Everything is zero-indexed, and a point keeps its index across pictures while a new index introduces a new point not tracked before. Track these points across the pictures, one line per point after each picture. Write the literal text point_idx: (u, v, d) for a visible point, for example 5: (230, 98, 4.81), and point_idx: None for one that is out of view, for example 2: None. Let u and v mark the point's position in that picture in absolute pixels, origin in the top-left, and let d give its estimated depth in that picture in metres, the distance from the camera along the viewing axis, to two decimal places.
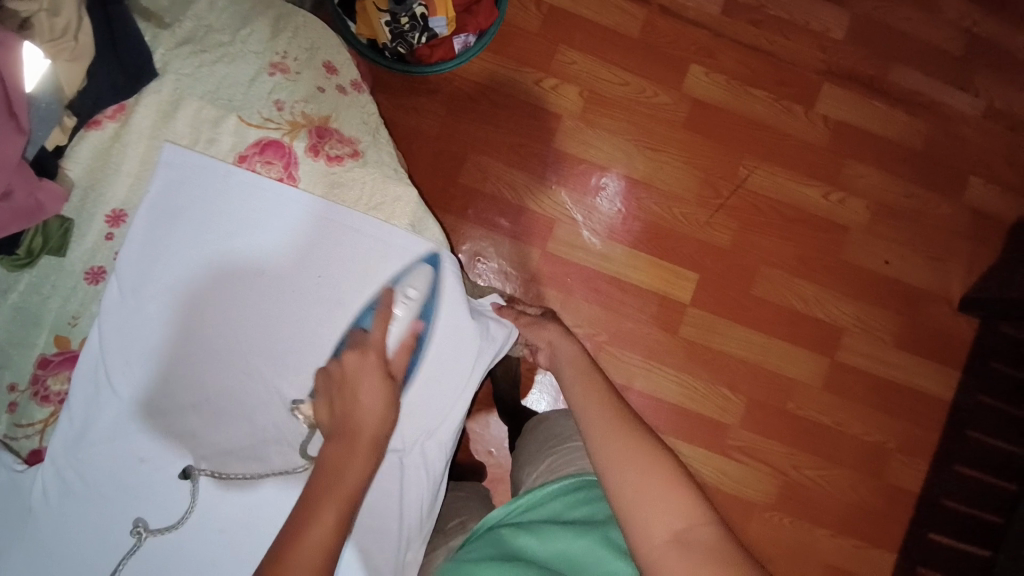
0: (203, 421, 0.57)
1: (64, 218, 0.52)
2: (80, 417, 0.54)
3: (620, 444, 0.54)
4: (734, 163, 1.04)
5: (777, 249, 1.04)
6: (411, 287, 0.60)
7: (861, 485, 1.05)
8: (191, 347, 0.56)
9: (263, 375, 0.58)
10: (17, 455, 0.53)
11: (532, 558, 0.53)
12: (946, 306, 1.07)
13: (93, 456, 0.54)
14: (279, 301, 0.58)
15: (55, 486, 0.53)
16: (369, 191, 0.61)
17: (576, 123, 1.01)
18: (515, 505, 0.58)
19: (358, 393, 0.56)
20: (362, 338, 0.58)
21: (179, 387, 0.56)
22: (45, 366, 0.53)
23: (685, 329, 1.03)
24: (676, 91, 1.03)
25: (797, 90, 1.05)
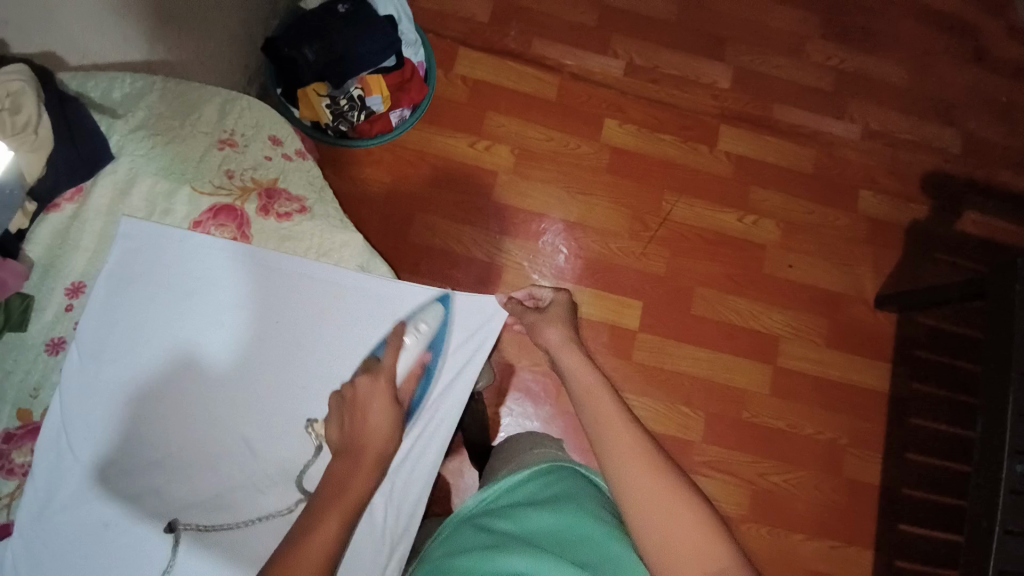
0: (170, 480, 0.58)
1: (25, 295, 0.55)
2: (43, 486, 0.54)
3: (642, 479, 0.53)
4: (656, 199, 1.15)
5: (708, 271, 1.14)
6: (423, 323, 0.67)
7: (825, 483, 1.10)
8: (155, 405, 0.59)
9: (228, 425, 0.60)
10: None
11: (506, 532, 0.56)
12: (864, 304, 1.18)
13: (58, 526, 0.54)
14: (240, 350, 0.61)
15: (25, 562, 0.53)
16: (318, 240, 0.66)
17: (511, 177, 1.11)
18: (490, 497, 0.63)
19: (368, 411, 0.59)
20: (374, 366, 0.63)
21: (145, 449, 0.58)
22: (8, 441, 0.54)
23: (637, 354, 1.09)
24: (595, 142, 1.15)
25: (699, 132, 1.19)
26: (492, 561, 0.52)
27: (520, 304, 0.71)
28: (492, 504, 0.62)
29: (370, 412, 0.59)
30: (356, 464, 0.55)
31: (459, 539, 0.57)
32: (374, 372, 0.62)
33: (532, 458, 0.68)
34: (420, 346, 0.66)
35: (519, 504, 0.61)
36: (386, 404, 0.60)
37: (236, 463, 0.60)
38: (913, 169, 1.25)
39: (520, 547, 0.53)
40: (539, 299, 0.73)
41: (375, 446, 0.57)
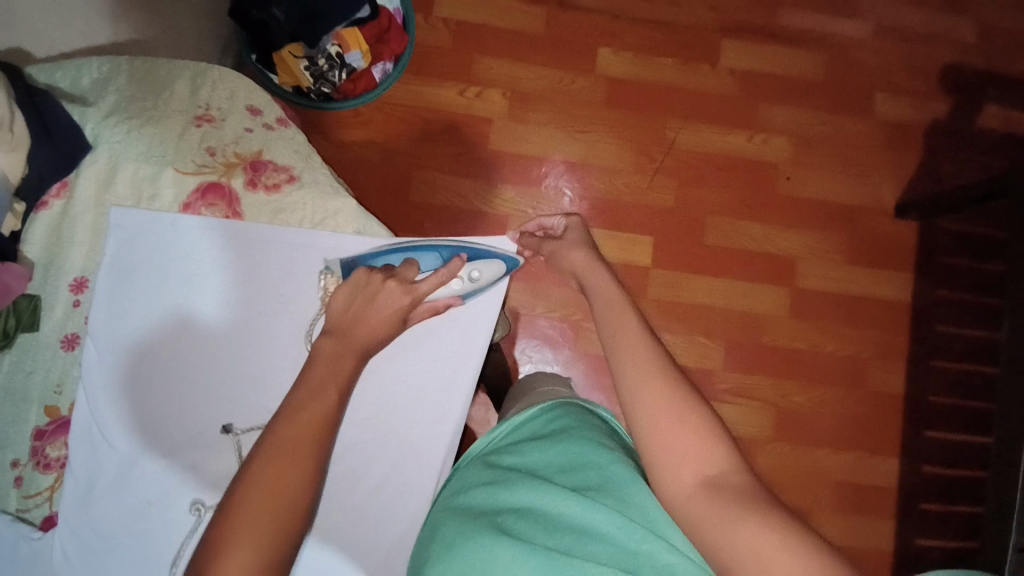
0: (193, 457, 0.62)
1: (31, 296, 0.56)
2: (84, 475, 0.59)
3: (652, 386, 0.54)
4: (660, 128, 1.10)
5: (719, 198, 1.10)
6: (477, 271, 0.70)
7: (849, 398, 1.10)
8: (174, 386, 0.62)
9: (247, 400, 0.64)
10: (31, 524, 0.57)
11: (512, 468, 0.59)
12: (884, 215, 1.14)
13: (104, 507, 0.59)
14: (250, 327, 0.64)
15: (72, 550, 0.58)
16: (311, 210, 0.66)
17: (507, 122, 1.07)
18: (498, 435, 0.66)
19: (371, 310, 0.60)
20: (410, 285, 0.63)
21: (169, 428, 0.62)
22: (41, 437, 0.58)
23: (652, 290, 1.08)
24: (591, 75, 1.09)
25: (701, 50, 1.12)
26: (494, 495, 0.56)
27: (536, 239, 0.75)
28: (501, 441, 0.65)
29: (379, 305, 0.61)
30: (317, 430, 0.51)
31: (469, 474, 0.61)
32: (406, 288, 0.62)
33: (543, 391, 0.71)
34: (460, 289, 0.69)
35: (526, 439, 0.63)
36: (395, 316, 0.61)
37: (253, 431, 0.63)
38: (933, 65, 1.17)
39: (521, 481, 0.56)
40: (552, 227, 0.76)
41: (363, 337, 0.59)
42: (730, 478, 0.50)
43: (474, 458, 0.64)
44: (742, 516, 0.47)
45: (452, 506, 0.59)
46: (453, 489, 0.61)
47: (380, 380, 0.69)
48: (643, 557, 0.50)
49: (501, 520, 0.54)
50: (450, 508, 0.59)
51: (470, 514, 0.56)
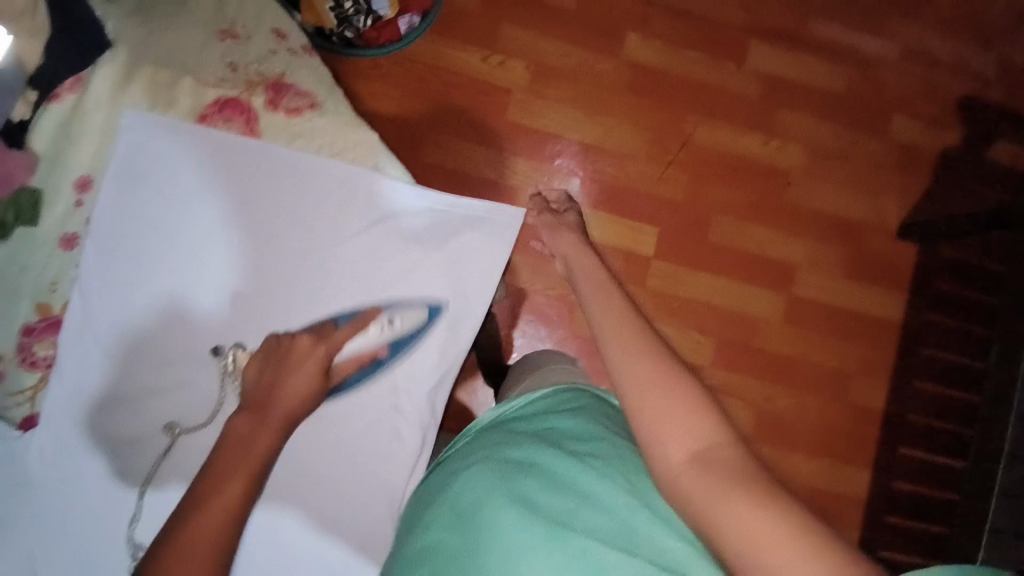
0: (175, 365, 0.70)
1: (35, 190, 0.57)
2: (76, 367, 0.67)
3: (640, 364, 0.55)
4: (678, 119, 1.09)
5: (727, 198, 1.10)
6: (397, 320, 0.75)
7: (829, 408, 1.12)
8: (165, 291, 0.69)
9: (235, 312, 0.71)
10: (11, 422, 0.64)
11: (522, 433, 0.61)
12: (887, 234, 1.15)
13: (90, 408, 0.68)
14: (248, 244, 0.71)
15: (49, 448, 0.67)
16: (331, 137, 0.74)
17: (527, 95, 1.06)
18: (509, 406, 0.67)
19: (289, 375, 0.63)
20: (327, 332, 0.70)
21: (157, 330, 0.69)
22: (29, 334, 0.63)
23: (651, 281, 1.08)
24: (617, 57, 1.08)
25: (729, 47, 1.11)
26: (498, 452, 0.58)
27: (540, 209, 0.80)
28: (513, 410, 0.66)
29: (298, 365, 0.64)
30: (254, 429, 0.57)
31: (479, 437, 0.62)
32: (318, 338, 0.68)
33: (552, 374, 0.72)
34: (380, 337, 0.73)
35: (539, 410, 0.64)
36: (312, 367, 0.65)
37: (239, 330, 0.71)
38: (952, 92, 1.18)
39: (528, 444, 0.58)
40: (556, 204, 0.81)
41: (288, 398, 0.61)
42: (716, 451, 0.50)
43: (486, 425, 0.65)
44: (726, 489, 0.47)
45: (459, 466, 0.60)
46: (462, 449, 0.63)
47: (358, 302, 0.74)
48: (644, 537, 0.52)
49: (504, 475, 0.55)
50: (456, 463, 0.61)
51: (474, 466, 0.57)
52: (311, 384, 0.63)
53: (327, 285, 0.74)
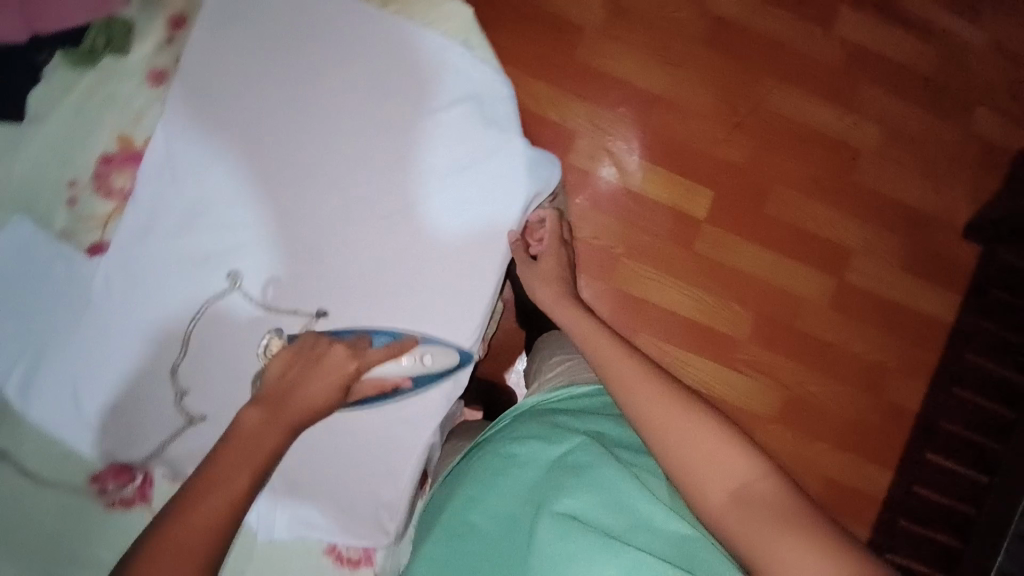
0: (239, 229, 0.67)
1: (126, 22, 0.68)
2: (147, 208, 0.66)
3: (655, 400, 0.55)
4: (752, 80, 1.05)
5: (792, 170, 1.06)
6: (428, 355, 0.67)
7: (861, 400, 1.09)
8: (238, 151, 0.67)
9: (302, 180, 0.68)
10: (79, 246, 0.65)
11: (569, 428, 0.63)
12: (953, 231, 1.10)
13: (150, 245, 0.66)
14: (322, 112, 0.69)
15: (112, 278, 0.65)
16: (424, 8, 0.73)
17: (598, 35, 1.02)
18: (557, 396, 0.70)
19: (309, 386, 0.60)
20: (360, 347, 0.64)
21: (227, 187, 0.67)
22: (107, 163, 0.67)
23: (699, 245, 1.05)
24: (697, 7, 1.03)
25: (817, 10, 1.06)
26: (552, 453, 0.60)
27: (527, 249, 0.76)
28: (558, 404, 0.68)
29: (316, 382, 0.60)
30: (268, 425, 0.56)
31: (523, 425, 0.65)
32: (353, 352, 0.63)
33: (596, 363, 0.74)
34: (407, 370, 0.67)
35: (580, 411, 0.67)
36: (335, 383, 0.61)
37: (307, 211, 0.68)
38: None
39: (581, 445, 0.59)
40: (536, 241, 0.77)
41: (303, 406, 0.58)
42: (752, 489, 0.48)
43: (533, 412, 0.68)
44: (766, 533, 0.45)
45: (504, 455, 0.61)
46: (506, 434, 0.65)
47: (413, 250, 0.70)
48: (701, 562, 0.51)
49: (562, 479, 0.57)
50: (501, 458, 0.61)
51: (530, 470, 0.60)
52: (325, 398, 0.60)
53: (394, 171, 0.70)
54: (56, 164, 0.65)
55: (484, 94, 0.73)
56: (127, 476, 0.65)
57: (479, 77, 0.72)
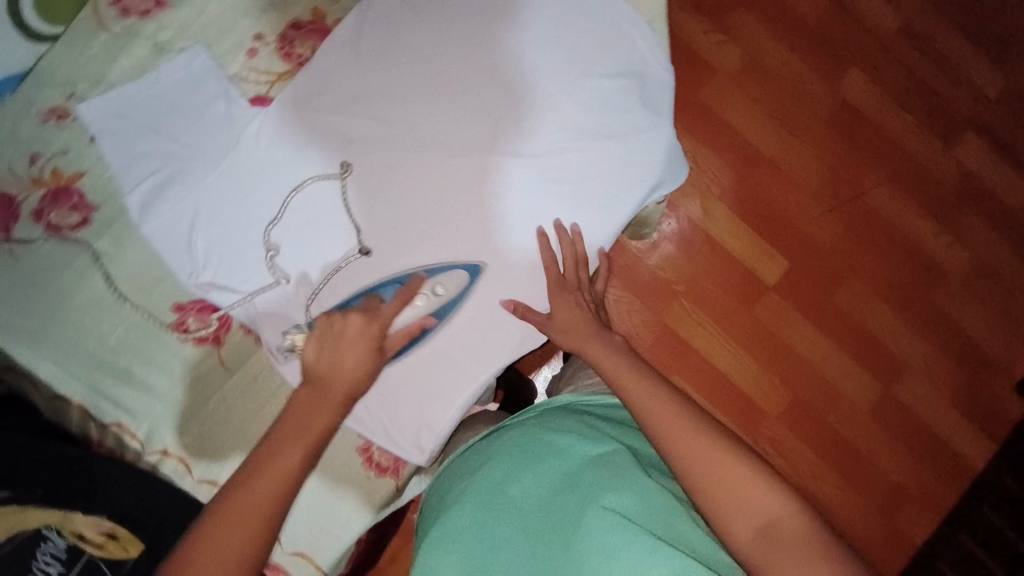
0: (338, 122, 0.49)
1: None
2: (316, 78, 0.49)
3: (663, 413, 0.43)
4: (860, 169, 0.98)
5: (872, 268, 0.98)
6: (440, 287, 0.48)
7: (870, 518, 0.96)
8: (361, 41, 0.49)
9: (408, 90, 0.49)
10: (243, 93, 0.49)
11: (606, 434, 0.45)
12: (1007, 379, 0.98)
13: (297, 123, 0.48)
14: (475, 12, 0.50)
15: (270, 131, 0.48)
16: None
17: (727, 84, 0.98)
18: (586, 400, 0.50)
19: (344, 358, 0.44)
20: (374, 308, 0.46)
21: (343, 79, 0.49)
22: (296, 29, 0.50)
23: (759, 309, 0.96)
24: (830, 85, 0.98)
25: (943, 122, 0.99)
26: (587, 448, 0.44)
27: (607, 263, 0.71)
28: (592, 407, 0.50)
29: (352, 347, 0.44)
30: (321, 406, 0.43)
31: (543, 414, 0.48)
32: (371, 312, 0.45)
33: None
34: (426, 308, 0.47)
35: (619, 420, 0.49)
36: (367, 351, 0.44)
37: (432, 117, 0.49)
38: None
39: (618, 453, 0.43)
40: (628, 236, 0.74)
41: (346, 386, 0.44)
42: (780, 528, 0.37)
43: (560, 408, 0.50)
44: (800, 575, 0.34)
45: (518, 441, 0.45)
46: (510, 422, 0.49)
47: (479, 235, 0.50)
48: None
49: (603, 479, 0.41)
50: (528, 440, 0.45)
51: (558, 463, 0.44)
52: (371, 364, 0.44)
53: (499, 128, 0.50)
54: (258, 8, 0.50)
55: (651, 76, 0.52)
56: (199, 307, 0.48)
57: (652, 51, 0.52)
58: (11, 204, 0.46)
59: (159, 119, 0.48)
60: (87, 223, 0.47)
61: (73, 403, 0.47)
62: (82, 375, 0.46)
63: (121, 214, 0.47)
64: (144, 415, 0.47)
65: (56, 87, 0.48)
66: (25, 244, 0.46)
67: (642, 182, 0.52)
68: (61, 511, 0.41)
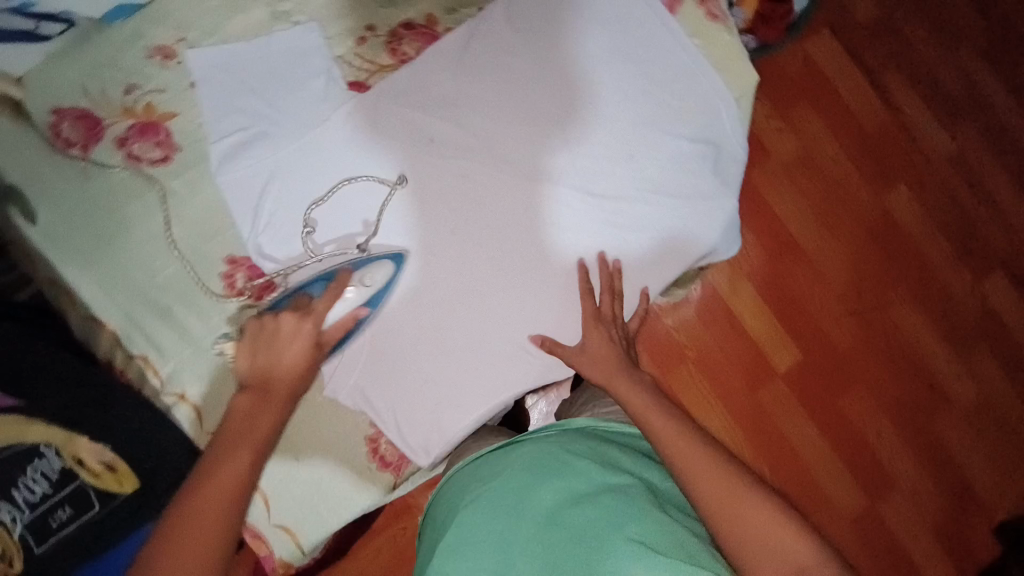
0: (420, 121, 0.51)
1: None
2: (415, 77, 0.51)
3: (683, 447, 0.43)
4: (890, 281, 0.92)
5: (882, 382, 0.92)
6: (371, 277, 0.46)
7: None
8: (461, 53, 0.52)
9: (489, 109, 0.51)
10: (344, 76, 0.51)
11: (621, 465, 0.46)
12: (987, 520, 0.92)
13: (385, 116, 0.50)
14: (574, 58, 0.52)
15: (354, 117, 0.50)
16: (719, 55, 0.55)
17: (776, 168, 0.90)
18: (606, 427, 0.51)
19: (278, 361, 0.43)
20: (303, 304, 0.45)
21: (436, 85, 0.51)
22: (408, 29, 0.53)
23: (764, 394, 0.89)
24: (877, 193, 0.93)
25: (977, 254, 0.95)
26: (603, 472, 0.44)
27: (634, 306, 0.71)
28: (610, 433, 0.51)
29: (287, 347, 0.43)
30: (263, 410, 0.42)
31: (561, 436, 0.49)
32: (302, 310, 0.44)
33: None
34: (361, 300, 0.46)
35: (636, 450, 0.50)
36: (302, 351, 0.43)
37: (513, 138, 0.51)
38: None
39: (632, 485, 0.44)
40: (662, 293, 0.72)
41: (285, 385, 0.43)
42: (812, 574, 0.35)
43: (577, 430, 0.50)
44: None
45: (538, 459, 0.46)
46: (527, 437, 0.49)
47: (530, 260, 0.51)
48: None
49: (619, 503, 0.41)
50: (546, 457, 0.46)
51: (574, 481, 0.44)
52: (309, 363, 0.44)
53: (574, 164, 0.52)
54: (378, 4, 0.53)
55: (725, 156, 0.55)
56: (250, 264, 0.49)
57: (731, 134, 0.54)
58: (97, 126, 0.48)
59: (258, 81, 0.50)
60: (167, 162, 0.49)
61: (105, 328, 0.47)
62: (122, 303, 0.47)
63: (201, 160, 0.49)
64: (170, 355, 0.48)
65: (168, 28, 0.50)
66: (100, 166, 0.48)
67: (693, 251, 0.54)
68: (69, 431, 0.43)
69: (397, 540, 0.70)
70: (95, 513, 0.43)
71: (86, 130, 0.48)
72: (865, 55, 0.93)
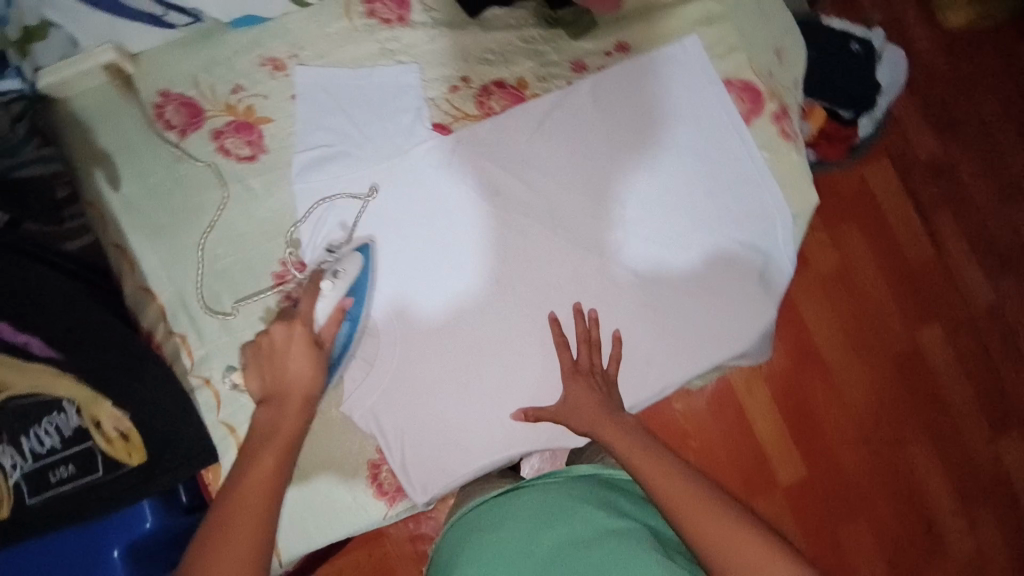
0: (488, 170, 0.53)
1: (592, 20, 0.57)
2: (496, 129, 0.54)
3: (677, 493, 0.42)
4: (908, 418, 0.91)
5: (883, 519, 0.89)
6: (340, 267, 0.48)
7: None
8: (539, 116, 0.54)
9: (556, 173, 0.54)
10: (430, 117, 0.54)
11: (625, 513, 0.46)
12: None
13: (459, 159, 0.53)
14: (643, 147, 0.55)
15: (430, 154, 0.53)
16: (785, 171, 0.57)
17: (814, 281, 0.91)
18: (609, 473, 0.51)
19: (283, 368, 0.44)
20: (288, 313, 0.46)
21: (511, 142, 0.54)
22: (499, 87, 0.55)
23: (761, 504, 0.85)
24: (910, 327, 0.92)
25: (1000, 409, 0.93)
26: (608, 520, 0.44)
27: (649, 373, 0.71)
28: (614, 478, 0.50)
29: (285, 360, 0.44)
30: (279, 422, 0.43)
31: (567, 479, 0.49)
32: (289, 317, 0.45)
33: None
34: (338, 291, 0.47)
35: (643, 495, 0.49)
36: (302, 351, 0.44)
37: (569, 203, 0.53)
38: None
39: (635, 532, 0.43)
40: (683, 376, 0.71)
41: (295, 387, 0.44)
42: None
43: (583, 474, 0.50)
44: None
45: (541, 501, 0.46)
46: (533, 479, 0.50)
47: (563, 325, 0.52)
48: None
49: (621, 553, 0.41)
50: (549, 503, 0.46)
51: (575, 527, 0.44)
52: (313, 362, 0.44)
53: (625, 242, 0.54)
54: (474, 60, 0.55)
55: (773, 263, 0.56)
56: (302, 269, 0.51)
57: (782, 246, 0.55)
58: (198, 116, 0.52)
59: (352, 105, 0.53)
60: (252, 160, 0.52)
61: (154, 301, 0.50)
62: (177, 281, 0.50)
63: (282, 165, 0.52)
64: (207, 339, 0.50)
65: (284, 43, 0.54)
66: (192, 153, 0.51)
67: (726, 347, 0.54)
68: (94, 393, 0.45)
69: (357, 565, 0.69)
70: (94, 477, 0.45)
71: (188, 117, 0.52)
72: (921, 192, 0.95)
